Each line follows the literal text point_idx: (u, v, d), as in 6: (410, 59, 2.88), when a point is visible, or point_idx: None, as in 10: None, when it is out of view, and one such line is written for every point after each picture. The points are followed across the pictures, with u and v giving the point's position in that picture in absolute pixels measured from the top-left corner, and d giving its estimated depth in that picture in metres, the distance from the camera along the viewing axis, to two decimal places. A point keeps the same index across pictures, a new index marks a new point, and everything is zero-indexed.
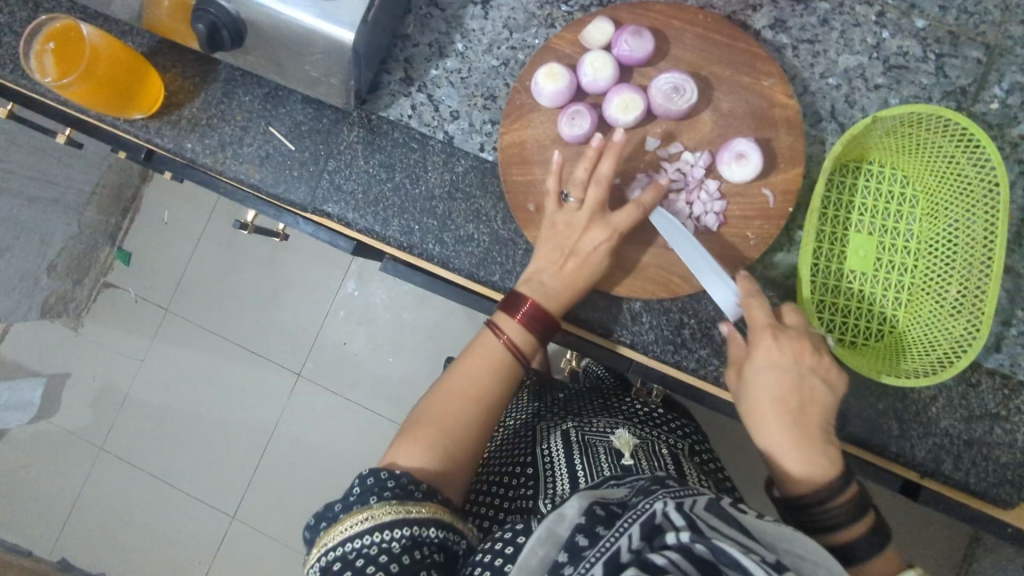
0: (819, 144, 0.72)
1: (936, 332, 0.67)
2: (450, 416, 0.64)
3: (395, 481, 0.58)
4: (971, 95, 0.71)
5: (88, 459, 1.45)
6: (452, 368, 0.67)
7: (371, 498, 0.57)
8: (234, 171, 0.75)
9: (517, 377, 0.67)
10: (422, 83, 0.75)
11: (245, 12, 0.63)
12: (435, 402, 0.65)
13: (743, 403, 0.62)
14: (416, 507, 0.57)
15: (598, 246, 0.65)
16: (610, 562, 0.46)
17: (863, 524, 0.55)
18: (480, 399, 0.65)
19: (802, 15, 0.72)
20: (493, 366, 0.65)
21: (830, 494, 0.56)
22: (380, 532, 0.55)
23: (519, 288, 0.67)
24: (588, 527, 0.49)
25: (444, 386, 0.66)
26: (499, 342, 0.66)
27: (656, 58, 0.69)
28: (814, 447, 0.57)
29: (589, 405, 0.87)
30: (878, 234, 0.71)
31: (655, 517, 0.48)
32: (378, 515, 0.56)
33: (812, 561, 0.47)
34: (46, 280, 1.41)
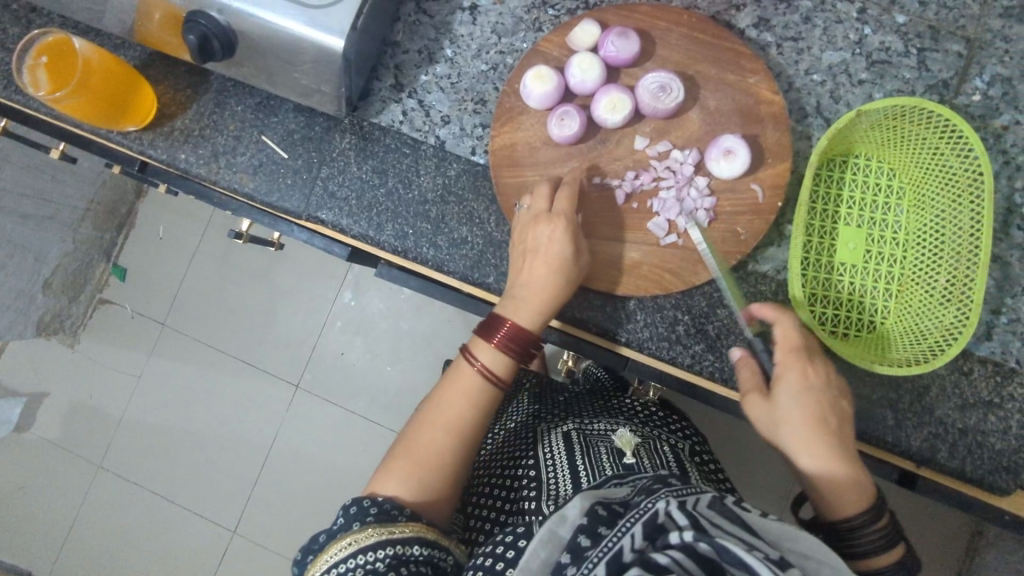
0: (805, 140, 0.73)
1: (927, 322, 0.68)
2: (428, 445, 0.64)
3: (378, 507, 0.59)
4: (953, 88, 0.72)
5: (86, 477, 1.44)
6: (430, 396, 0.67)
7: (354, 525, 0.58)
8: (228, 181, 0.76)
9: (493, 403, 0.66)
10: (413, 89, 0.76)
11: (235, 23, 0.64)
12: (413, 431, 0.65)
13: (771, 424, 0.61)
14: (397, 528, 0.57)
15: (552, 238, 0.65)
16: (612, 563, 0.46)
17: (896, 553, 0.57)
18: (458, 426, 0.64)
19: (785, 14, 0.74)
20: (469, 393, 0.65)
21: (873, 521, 0.57)
22: (363, 554, 0.56)
23: (497, 310, 0.66)
24: (589, 527, 0.50)
25: (423, 414, 0.65)
26: (473, 369, 0.65)
27: (642, 59, 0.70)
28: (855, 472, 0.58)
29: (589, 406, 0.87)
30: (867, 226, 0.71)
31: (657, 517, 0.48)
32: (361, 539, 0.56)
33: (816, 559, 0.47)
34: (42, 298, 1.39)
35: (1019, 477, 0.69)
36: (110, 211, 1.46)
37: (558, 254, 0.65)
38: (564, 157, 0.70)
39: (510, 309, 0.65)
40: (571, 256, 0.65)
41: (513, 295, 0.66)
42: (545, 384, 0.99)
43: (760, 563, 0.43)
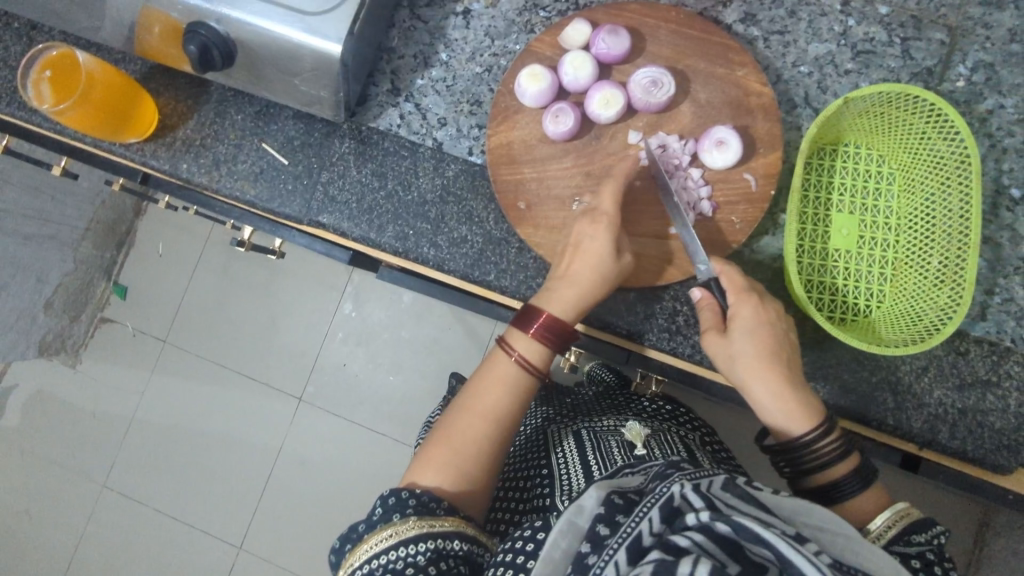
0: (795, 130, 0.75)
1: (922, 305, 0.69)
2: (466, 436, 0.64)
3: (417, 499, 0.59)
4: (937, 75, 0.74)
5: (90, 497, 1.44)
6: (466, 387, 0.67)
7: (394, 516, 0.58)
8: (229, 189, 0.77)
9: (531, 392, 0.66)
10: (408, 93, 0.77)
11: (235, 33, 0.66)
12: (451, 421, 0.65)
13: (727, 361, 0.63)
14: (438, 521, 0.58)
15: (594, 237, 0.65)
16: (633, 547, 0.47)
17: (850, 462, 0.59)
18: (497, 415, 0.65)
19: (770, 8, 0.75)
20: (508, 383, 0.65)
21: (825, 439, 0.59)
22: (404, 547, 0.56)
23: (532, 302, 0.67)
24: (607, 516, 0.50)
25: (460, 403, 0.66)
26: (511, 359, 0.66)
27: (633, 56, 0.71)
28: (804, 398, 0.60)
29: (597, 405, 0.88)
30: (859, 213, 0.73)
31: (673, 500, 0.49)
32: (402, 531, 0.57)
33: (831, 530, 0.48)
34: (44, 319, 1.43)
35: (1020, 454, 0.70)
36: (109, 229, 1.48)
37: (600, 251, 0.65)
38: (560, 154, 0.71)
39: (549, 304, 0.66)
40: (609, 256, 0.65)
41: (552, 286, 0.66)
42: (550, 387, 1.00)
43: (778, 538, 0.43)
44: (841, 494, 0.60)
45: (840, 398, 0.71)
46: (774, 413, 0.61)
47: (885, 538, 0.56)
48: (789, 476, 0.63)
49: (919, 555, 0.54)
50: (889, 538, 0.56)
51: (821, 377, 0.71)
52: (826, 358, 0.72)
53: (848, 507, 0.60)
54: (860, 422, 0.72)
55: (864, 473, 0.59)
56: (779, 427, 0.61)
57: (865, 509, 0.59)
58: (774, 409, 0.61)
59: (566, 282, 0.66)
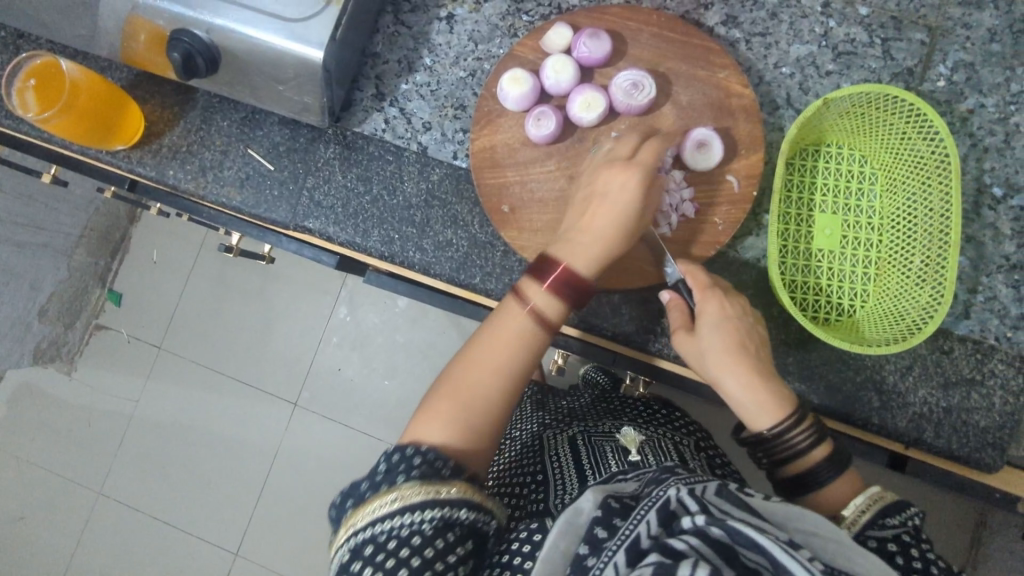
0: (777, 131, 0.75)
1: (904, 304, 0.69)
2: (474, 391, 0.60)
3: (422, 458, 0.55)
4: (918, 75, 0.75)
5: (85, 506, 1.44)
6: (473, 337, 0.63)
7: (399, 477, 0.53)
8: (216, 195, 0.77)
9: (542, 350, 0.63)
10: (393, 98, 0.78)
11: (218, 40, 0.67)
12: (456, 374, 0.61)
13: (699, 357, 0.63)
14: (444, 487, 0.54)
15: (624, 188, 0.63)
16: (632, 549, 0.47)
17: (823, 450, 0.60)
18: (506, 371, 0.61)
19: (752, 10, 0.76)
20: (519, 337, 0.61)
21: (798, 426, 0.59)
22: (410, 513, 0.52)
23: (548, 253, 0.63)
24: (605, 519, 0.50)
25: (467, 357, 0.62)
26: (525, 311, 0.61)
27: (615, 59, 0.72)
28: (774, 387, 0.61)
29: (593, 410, 0.88)
30: (842, 212, 0.73)
31: (670, 503, 0.49)
32: (407, 496, 0.52)
33: (822, 537, 0.48)
34: (38, 326, 1.44)
35: (1005, 452, 0.70)
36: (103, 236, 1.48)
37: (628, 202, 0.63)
38: (544, 157, 0.72)
39: (570, 254, 0.63)
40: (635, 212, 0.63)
41: (572, 238, 0.63)
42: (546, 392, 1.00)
43: (773, 543, 0.43)
44: (816, 482, 0.60)
45: (825, 398, 0.71)
46: (746, 405, 0.61)
47: (858, 524, 0.56)
48: (766, 467, 0.63)
49: (895, 538, 0.54)
50: (865, 522, 0.55)
51: (806, 377, 0.71)
52: (811, 358, 0.72)
53: (825, 495, 0.60)
54: (845, 422, 0.72)
55: (837, 458, 0.60)
56: (750, 418, 0.61)
57: (842, 497, 0.59)
58: (745, 399, 0.61)
59: (587, 232, 0.63)
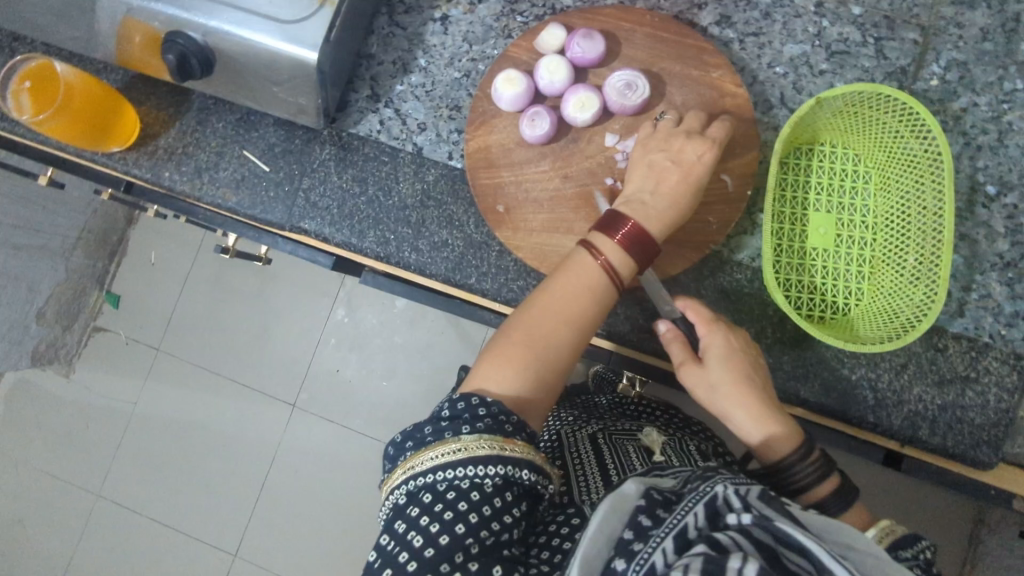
0: (771, 130, 0.75)
1: (898, 303, 0.69)
2: (543, 341, 0.61)
3: (487, 411, 0.55)
4: (911, 74, 0.75)
5: (83, 508, 1.44)
6: (543, 283, 0.64)
7: (464, 428, 0.54)
8: (212, 196, 0.78)
9: (609, 305, 0.63)
10: (388, 99, 0.78)
11: (213, 41, 0.67)
12: (519, 323, 0.62)
13: (709, 389, 0.63)
14: (509, 444, 0.53)
15: (701, 159, 0.66)
16: (679, 538, 0.48)
17: (829, 484, 0.60)
18: (576, 323, 0.62)
19: (745, 10, 0.76)
20: (590, 290, 0.62)
21: (806, 459, 0.60)
22: (473, 466, 0.52)
23: (618, 210, 0.64)
24: (650, 509, 0.51)
25: (536, 306, 0.62)
26: (597, 264, 0.62)
27: (608, 59, 0.72)
28: (782, 417, 0.62)
29: (609, 409, 0.89)
30: (836, 211, 0.73)
31: (716, 499, 0.50)
32: (472, 449, 0.52)
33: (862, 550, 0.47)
34: (36, 328, 1.43)
35: (1000, 450, 0.70)
36: (101, 238, 1.49)
37: (700, 176, 0.66)
38: (538, 157, 0.72)
39: (642, 217, 0.64)
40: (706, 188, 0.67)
41: (644, 200, 0.66)
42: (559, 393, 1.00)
43: (821, 547, 0.44)
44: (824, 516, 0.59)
45: (821, 396, 0.71)
46: (756, 438, 0.62)
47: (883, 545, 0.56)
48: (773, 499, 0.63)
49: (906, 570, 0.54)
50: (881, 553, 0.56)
51: (802, 375, 0.72)
52: (807, 357, 0.72)
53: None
54: (840, 420, 0.72)
55: (845, 493, 0.59)
56: (760, 451, 0.62)
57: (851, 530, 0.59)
58: (755, 430, 0.62)
59: (658, 198, 0.66)
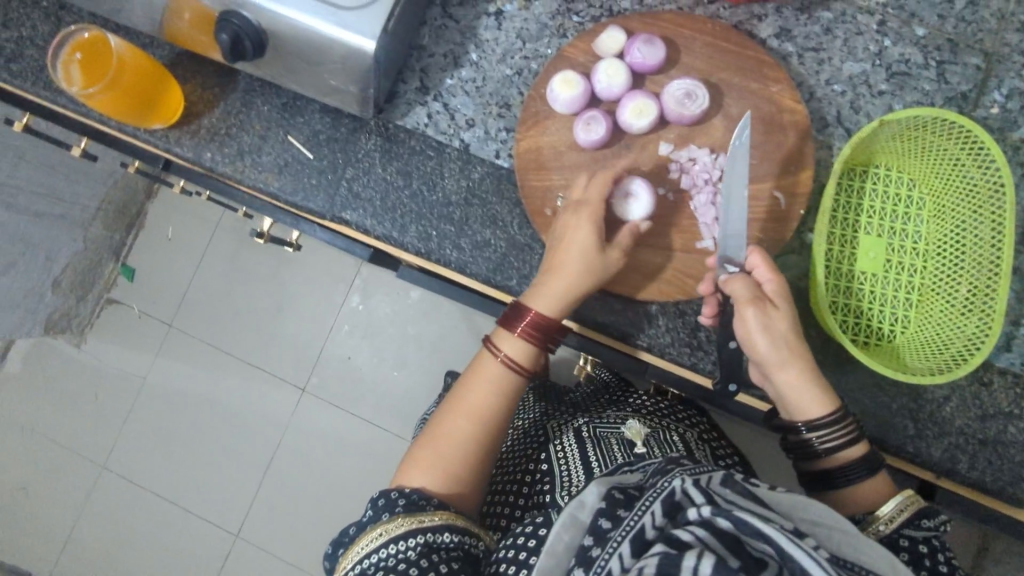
0: (826, 149, 0.74)
1: (948, 333, 0.68)
2: (448, 436, 0.68)
3: (406, 498, 0.64)
4: (972, 101, 0.74)
5: (89, 478, 1.44)
6: (457, 384, 0.71)
7: (384, 515, 0.63)
8: (253, 180, 0.76)
9: (513, 390, 0.70)
10: (437, 92, 0.77)
11: (267, 24, 0.66)
12: (434, 423, 0.69)
13: (777, 328, 0.63)
14: (425, 517, 0.63)
15: (579, 230, 0.66)
16: (636, 539, 0.50)
17: (859, 449, 0.64)
18: (479, 414, 0.69)
19: (807, 24, 0.75)
20: (490, 382, 0.69)
21: (843, 424, 0.63)
22: (395, 544, 0.61)
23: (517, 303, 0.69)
24: (609, 510, 0.53)
25: (448, 403, 0.70)
26: (497, 360, 0.70)
27: (667, 66, 0.70)
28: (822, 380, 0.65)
29: (594, 401, 0.91)
30: (887, 236, 0.72)
31: (675, 494, 0.51)
32: (390, 530, 0.62)
33: (826, 526, 0.51)
34: (50, 297, 1.41)
35: None
36: (121, 210, 1.47)
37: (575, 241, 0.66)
38: (590, 163, 0.71)
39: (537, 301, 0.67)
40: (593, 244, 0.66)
41: (540, 282, 0.68)
42: (548, 385, 1.01)
43: (779, 534, 0.46)
44: (847, 479, 0.64)
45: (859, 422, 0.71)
46: (804, 393, 0.64)
47: (897, 522, 0.59)
48: (796, 455, 0.68)
49: (925, 540, 0.59)
50: (900, 522, 0.59)
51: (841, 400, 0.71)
52: (847, 381, 0.72)
53: (854, 492, 0.64)
54: (879, 448, 0.72)
55: (871, 461, 0.64)
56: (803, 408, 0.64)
57: (871, 493, 0.63)
58: (796, 390, 0.64)
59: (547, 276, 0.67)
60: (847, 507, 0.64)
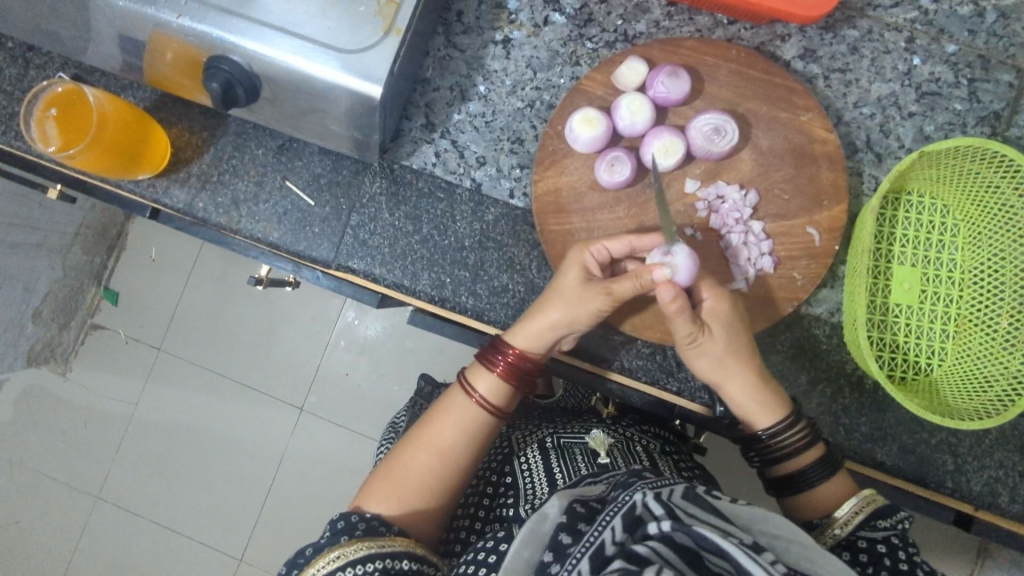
0: (856, 176, 0.71)
1: (989, 366, 0.66)
2: (410, 467, 0.64)
3: (365, 522, 0.60)
4: (1005, 120, 0.70)
5: (80, 512, 1.36)
6: (426, 413, 0.67)
7: (343, 537, 0.58)
8: (250, 230, 0.71)
9: (489, 432, 0.66)
10: (445, 129, 0.72)
11: (259, 67, 0.60)
12: (399, 450, 0.65)
13: (721, 352, 0.62)
14: (385, 541, 0.59)
15: (569, 268, 0.63)
16: (596, 556, 0.45)
17: (816, 450, 0.63)
18: (448, 453, 0.65)
19: (832, 44, 0.71)
20: (465, 422, 0.65)
21: (792, 428, 0.62)
22: (351, 568, 0.56)
23: (499, 340, 0.65)
24: (570, 524, 0.49)
25: (416, 433, 0.66)
26: (472, 400, 0.65)
27: (691, 97, 0.67)
28: (772, 390, 0.64)
29: (560, 414, 0.84)
30: (921, 265, 0.70)
31: (635, 508, 0.47)
32: (349, 553, 0.57)
33: (785, 539, 0.47)
34: (32, 327, 1.30)
35: None
36: (99, 234, 1.37)
37: (563, 278, 0.64)
38: (612, 204, 0.67)
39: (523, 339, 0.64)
40: (581, 280, 0.63)
41: (527, 320, 0.64)
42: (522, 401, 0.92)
43: (737, 547, 0.42)
44: (806, 482, 0.62)
45: (899, 460, 0.69)
46: (745, 404, 0.64)
47: (851, 525, 0.58)
48: (756, 463, 0.67)
49: (883, 540, 0.56)
50: (856, 524, 0.58)
51: (879, 438, 0.69)
52: (884, 419, 0.69)
53: (814, 494, 0.62)
54: (918, 486, 0.69)
55: (830, 461, 0.63)
56: (747, 418, 0.64)
57: (830, 498, 0.62)
58: (749, 399, 0.63)
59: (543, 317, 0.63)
60: (810, 511, 0.63)
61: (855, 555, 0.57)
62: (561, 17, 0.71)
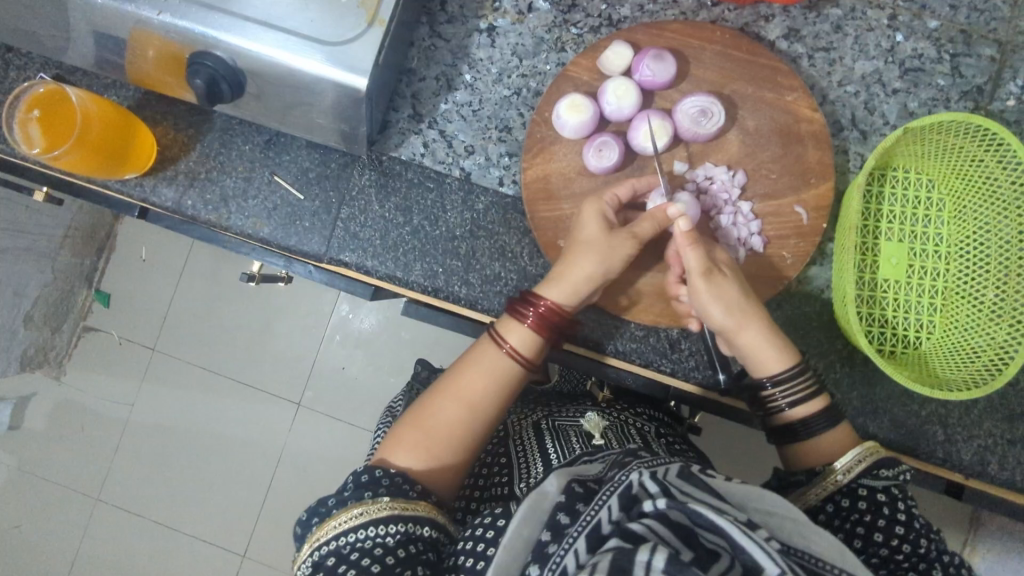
0: (843, 154, 0.71)
1: (976, 337, 0.67)
2: (438, 418, 0.63)
3: (389, 478, 0.59)
4: (987, 94, 0.71)
5: (82, 514, 1.36)
6: (453, 366, 0.66)
7: (366, 493, 0.57)
8: (241, 226, 0.71)
9: (517, 384, 0.66)
10: (432, 119, 0.72)
11: (243, 62, 0.59)
12: (427, 400, 0.64)
13: (738, 295, 0.63)
14: (409, 504, 0.58)
15: (590, 219, 0.63)
16: (592, 535, 0.46)
17: (821, 400, 0.63)
18: (477, 405, 0.64)
19: (815, 23, 0.71)
20: (494, 374, 0.64)
21: (801, 376, 0.62)
22: (375, 526, 0.55)
23: (528, 290, 0.65)
24: (568, 504, 0.49)
25: (442, 385, 0.65)
26: (502, 352, 0.64)
27: (677, 81, 0.67)
28: (784, 339, 0.64)
29: (557, 398, 0.85)
30: (908, 241, 0.71)
31: (631, 488, 0.47)
32: (373, 511, 0.56)
33: (779, 515, 0.48)
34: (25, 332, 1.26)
35: None
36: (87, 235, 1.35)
37: (584, 229, 0.63)
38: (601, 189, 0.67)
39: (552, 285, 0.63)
40: (603, 228, 0.63)
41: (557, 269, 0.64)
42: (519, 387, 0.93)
43: (732, 525, 0.42)
44: (808, 432, 0.62)
45: (890, 432, 0.70)
46: (764, 352, 0.63)
47: (854, 472, 0.58)
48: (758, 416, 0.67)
49: (883, 490, 0.57)
50: (858, 472, 0.58)
51: (870, 412, 0.70)
52: (875, 393, 0.70)
53: (815, 444, 0.62)
54: (909, 457, 0.70)
55: (833, 412, 0.63)
56: (761, 367, 0.64)
57: (829, 448, 0.62)
58: (764, 345, 0.63)
59: (574, 261, 0.63)
60: (809, 459, 0.63)
61: (854, 503, 0.57)
62: (546, 4, 0.71)
